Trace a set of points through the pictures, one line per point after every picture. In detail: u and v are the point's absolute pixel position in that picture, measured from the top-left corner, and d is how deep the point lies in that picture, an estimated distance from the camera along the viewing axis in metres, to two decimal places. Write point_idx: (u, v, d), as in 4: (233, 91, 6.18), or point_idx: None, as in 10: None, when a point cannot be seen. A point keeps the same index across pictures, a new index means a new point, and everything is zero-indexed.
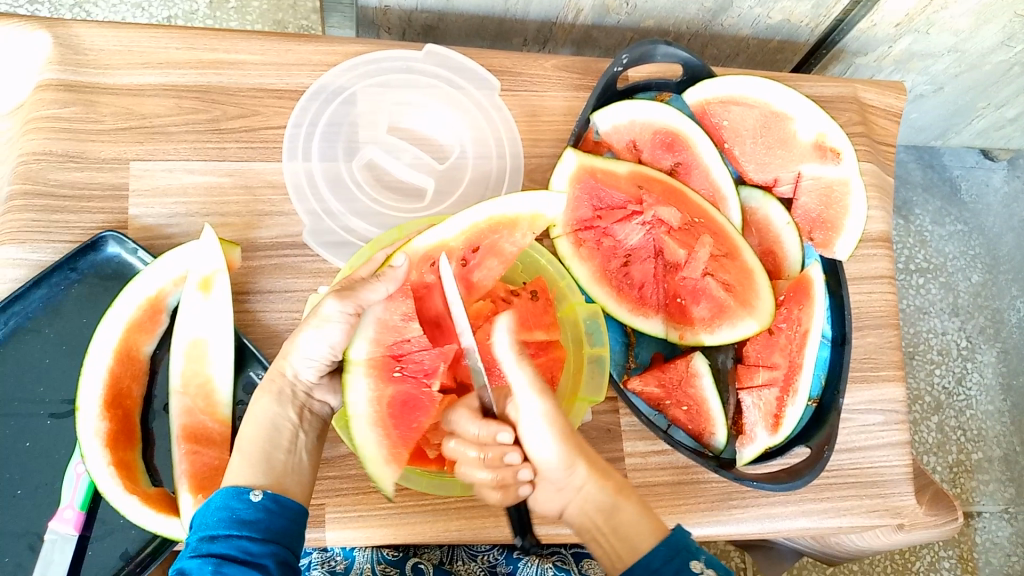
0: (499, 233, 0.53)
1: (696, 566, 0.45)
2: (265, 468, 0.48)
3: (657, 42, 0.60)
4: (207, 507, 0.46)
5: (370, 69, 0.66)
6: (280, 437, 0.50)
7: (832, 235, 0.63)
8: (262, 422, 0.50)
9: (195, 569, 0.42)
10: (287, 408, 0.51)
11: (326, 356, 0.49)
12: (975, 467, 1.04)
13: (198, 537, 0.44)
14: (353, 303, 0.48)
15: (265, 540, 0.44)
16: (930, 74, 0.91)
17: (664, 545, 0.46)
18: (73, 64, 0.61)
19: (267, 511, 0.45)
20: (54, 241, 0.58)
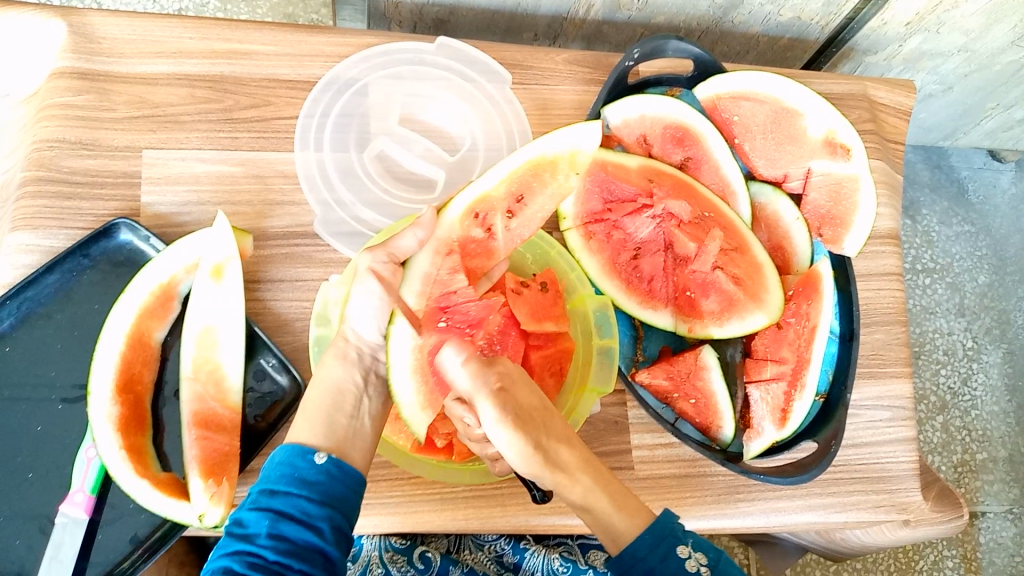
0: (540, 179, 0.54)
1: (681, 551, 0.47)
2: (325, 431, 0.48)
3: (669, 37, 0.61)
4: (273, 463, 0.46)
5: (382, 61, 0.66)
6: (344, 402, 0.49)
7: (840, 231, 0.64)
8: (328, 386, 0.50)
9: (253, 523, 0.43)
10: (351, 369, 0.50)
11: (379, 316, 0.49)
12: (980, 467, 1.04)
13: (259, 490, 0.45)
14: (387, 254, 0.49)
15: (323, 503, 0.45)
16: (940, 73, 0.91)
17: (651, 532, 0.47)
18: (88, 53, 0.61)
19: (328, 475, 0.46)
20: (66, 227, 0.58)
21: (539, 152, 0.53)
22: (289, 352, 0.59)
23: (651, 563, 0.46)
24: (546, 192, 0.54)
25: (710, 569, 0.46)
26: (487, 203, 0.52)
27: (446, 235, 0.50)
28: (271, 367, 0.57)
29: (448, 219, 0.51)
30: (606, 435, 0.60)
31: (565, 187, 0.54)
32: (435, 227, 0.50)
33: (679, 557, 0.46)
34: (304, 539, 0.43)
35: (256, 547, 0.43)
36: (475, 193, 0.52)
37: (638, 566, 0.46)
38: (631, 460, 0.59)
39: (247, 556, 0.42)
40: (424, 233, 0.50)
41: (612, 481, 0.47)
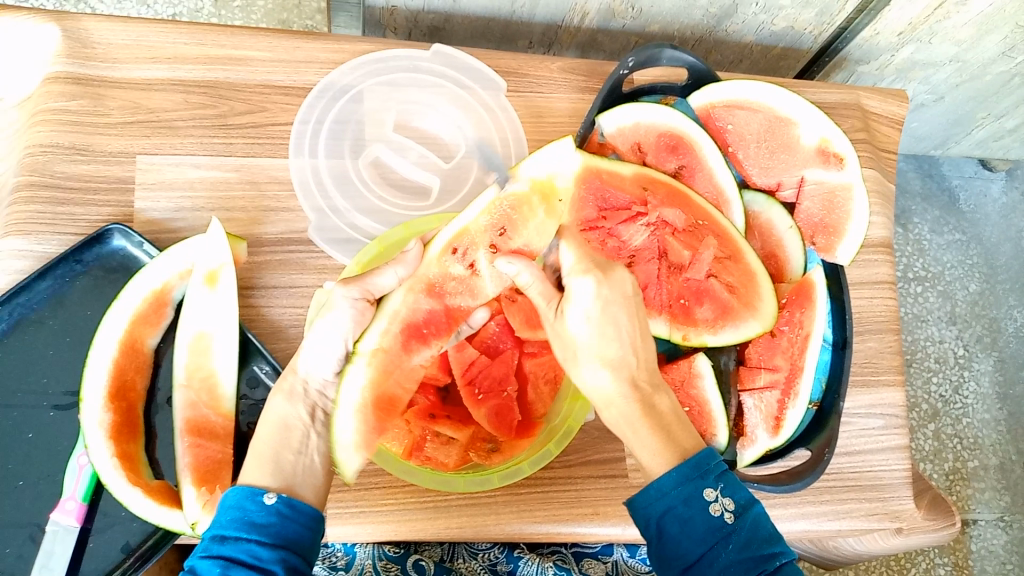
0: (519, 218, 0.50)
1: (709, 494, 0.45)
2: (274, 470, 0.46)
3: (663, 46, 0.61)
4: (223, 507, 0.44)
5: (378, 67, 0.66)
6: (292, 437, 0.48)
7: (833, 240, 0.64)
8: (275, 421, 0.48)
9: (205, 571, 0.41)
10: (298, 406, 0.48)
11: (338, 351, 0.47)
12: (971, 474, 1.04)
13: (210, 536, 0.43)
14: (359, 290, 0.48)
15: (276, 546, 0.43)
16: (932, 83, 0.92)
17: (679, 469, 0.46)
18: (81, 58, 0.61)
19: (280, 515, 0.44)
20: (59, 233, 0.58)
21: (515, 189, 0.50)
22: (282, 358, 0.59)
23: (673, 501, 0.45)
24: (519, 241, 0.50)
25: (733, 515, 0.45)
26: (467, 238, 0.50)
27: (423, 273, 0.50)
28: (265, 374, 0.57)
29: (429, 254, 0.50)
30: (601, 443, 0.59)
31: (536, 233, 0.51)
32: (417, 264, 0.50)
33: (705, 500, 0.45)
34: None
35: None
36: (453, 230, 0.50)
37: (660, 500, 0.46)
38: (625, 468, 0.59)
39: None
40: (406, 271, 0.49)
41: (664, 431, 0.48)
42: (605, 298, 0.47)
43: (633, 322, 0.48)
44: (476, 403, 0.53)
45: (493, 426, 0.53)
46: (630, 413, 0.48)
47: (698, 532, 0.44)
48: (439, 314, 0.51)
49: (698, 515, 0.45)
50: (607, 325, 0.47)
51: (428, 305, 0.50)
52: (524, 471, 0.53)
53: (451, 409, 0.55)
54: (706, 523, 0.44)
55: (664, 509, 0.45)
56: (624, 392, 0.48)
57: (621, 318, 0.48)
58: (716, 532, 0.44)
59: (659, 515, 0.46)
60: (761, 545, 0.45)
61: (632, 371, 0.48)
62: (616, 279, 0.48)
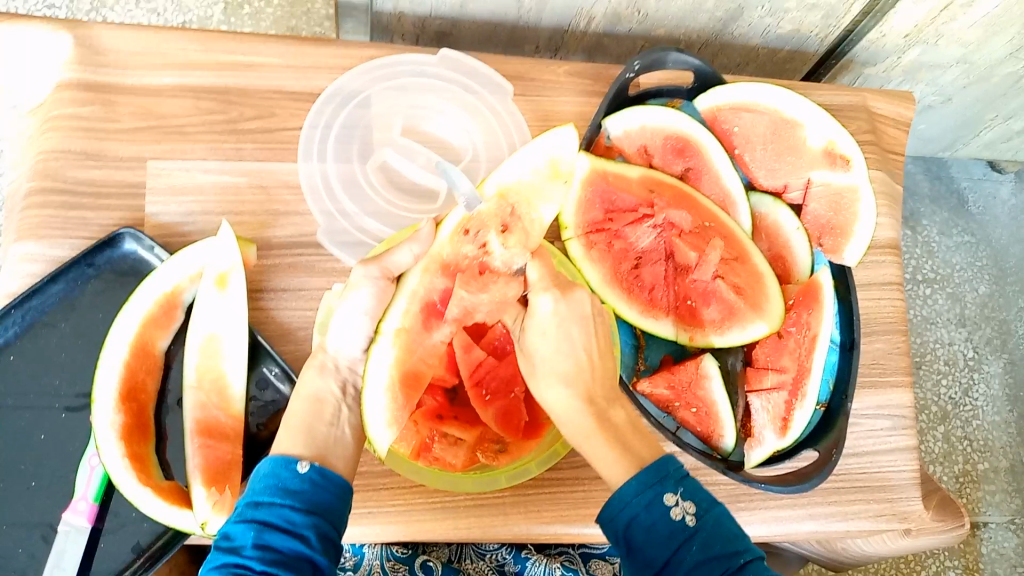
0: (522, 205, 0.51)
1: (669, 499, 0.45)
2: (307, 440, 0.47)
3: (668, 49, 0.62)
4: (257, 475, 0.46)
5: (386, 73, 0.66)
6: (324, 411, 0.49)
7: (841, 241, 0.64)
8: (307, 394, 0.49)
9: (239, 535, 0.43)
10: (329, 380, 0.50)
11: (364, 328, 0.49)
12: (981, 477, 1.03)
13: (244, 502, 0.44)
14: (380, 269, 0.49)
15: (308, 511, 0.44)
16: (939, 85, 0.92)
17: (637, 477, 0.45)
18: (93, 65, 0.62)
19: (313, 483, 0.45)
20: (71, 237, 0.59)
21: (516, 179, 0.50)
22: (292, 360, 0.59)
23: (635, 509, 0.44)
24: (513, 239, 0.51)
25: (695, 518, 0.44)
26: (478, 220, 0.50)
27: (438, 253, 0.49)
28: (273, 376, 0.57)
29: (441, 237, 0.49)
30: None
31: (536, 223, 0.51)
32: (431, 242, 0.50)
33: (665, 505, 0.44)
34: (290, 549, 0.42)
35: (242, 558, 0.42)
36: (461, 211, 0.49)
37: (624, 510, 0.45)
38: None
39: (235, 569, 0.41)
40: (419, 249, 0.50)
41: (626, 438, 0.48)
42: (563, 316, 0.49)
43: (589, 340, 0.49)
44: (483, 403, 0.54)
45: (501, 427, 0.54)
46: (584, 426, 0.48)
47: (660, 537, 0.43)
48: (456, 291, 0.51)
49: (659, 521, 0.44)
50: (564, 340, 0.49)
51: (443, 287, 0.50)
52: (532, 470, 0.54)
53: (458, 410, 0.55)
54: (668, 527, 0.44)
55: (627, 521, 0.44)
56: (579, 405, 0.48)
57: (576, 335, 0.49)
58: (678, 535, 0.43)
59: (624, 526, 0.45)
60: (724, 544, 0.44)
61: (589, 385, 0.49)
62: (576, 299, 0.50)
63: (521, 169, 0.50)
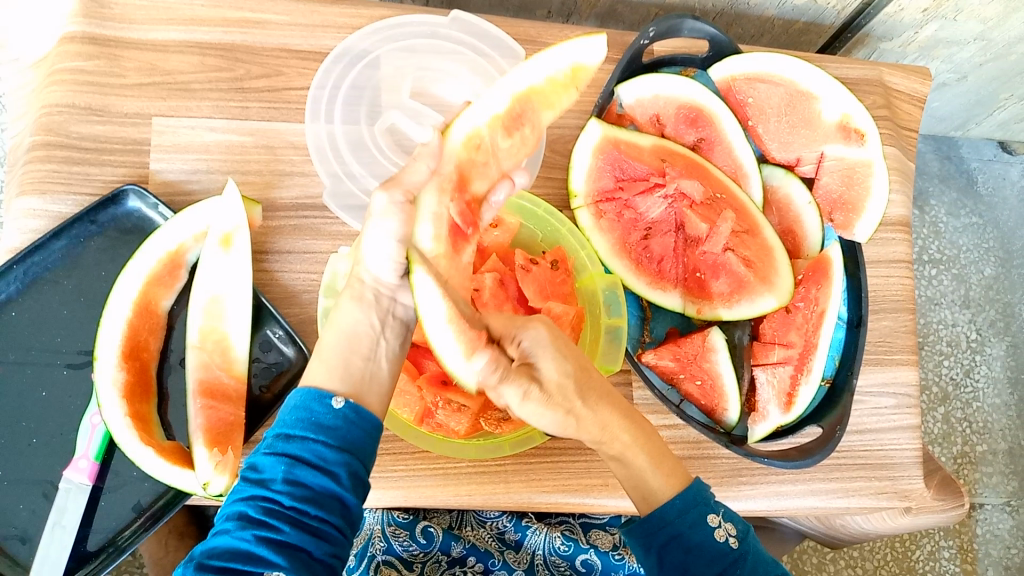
0: (529, 111, 0.50)
1: (713, 519, 0.47)
2: (343, 375, 0.46)
3: (685, 16, 0.60)
4: (289, 406, 0.45)
5: (395, 33, 0.65)
6: (361, 344, 0.47)
7: (852, 217, 0.63)
8: (345, 328, 0.48)
9: (270, 467, 0.43)
10: (369, 312, 0.48)
11: (393, 255, 0.46)
12: (979, 458, 1.04)
13: (275, 434, 0.44)
14: (401, 193, 0.45)
15: (341, 449, 0.44)
16: (955, 62, 0.90)
17: (681, 497, 0.47)
18: (98, 18, 0.61)
19: (346, 420, 0.45)
20: (74, 193, 0.58)
21: (529, 86, 0.50)
22: (295, 323, 0.59)
23: (680, 528, 0.46)
24: (514, 142, 0.50)
25: (737, 540, 0.47)
26: (482, 136, 0.48)
27: (451, 170, 0.47)
28: (277, 339, 0.57)
29: (451, 144, 0.47)
30: None
31: (539, 129, 0.51)
32: (442, 155, 0.47)
33: (710, 526, 0.46)
34: (320, 486, 0.43)
35: (270, 492, 0.42)
36: (472, 121, 0.48)
37: (666, 528, 0.46)
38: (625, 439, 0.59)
39: (263, 501, 0.42)
40: (434, 163, 0.46)
41: (633, 423, 0.47)
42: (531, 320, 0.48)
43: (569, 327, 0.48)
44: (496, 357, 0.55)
45: None
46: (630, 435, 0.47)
47: (705, 557, 0.45)
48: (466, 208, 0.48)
49: (705, 541, 0.46)
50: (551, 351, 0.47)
51: (458, 206, 0.47)
52: (536, 439, 0.54)
53: None
54: (714, 550, 0.46)
55: (669, 537, 0.46)
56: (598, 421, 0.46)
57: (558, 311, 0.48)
58: (724, 559, 0.45)
59: (665, 541, 0.46)
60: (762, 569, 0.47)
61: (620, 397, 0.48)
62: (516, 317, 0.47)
63: (535, 74, 0.50)
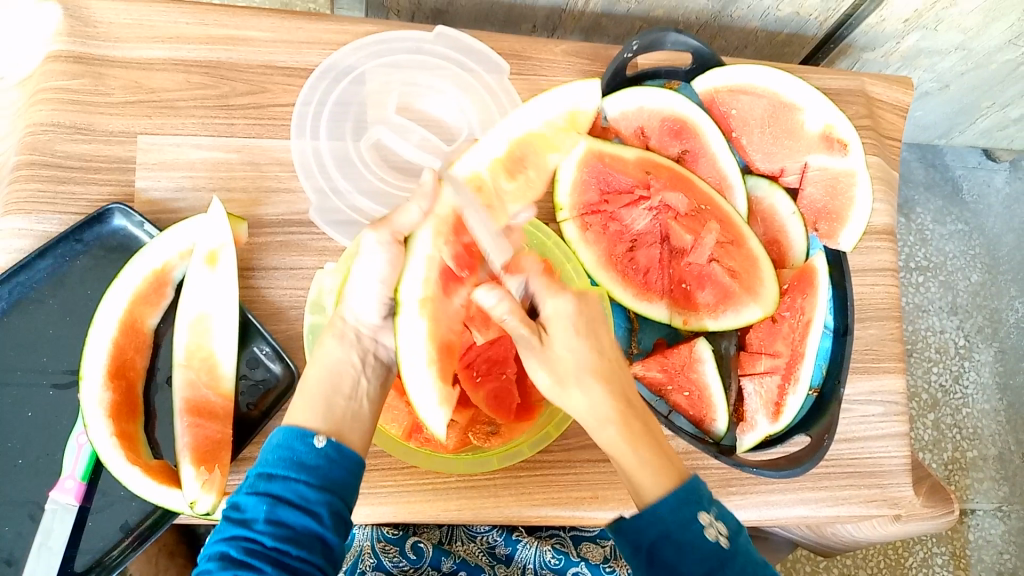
0: (530, 155, 0.56)
1: (704, 518, 0.44)
2: (324, 414, 0.47)
3: (668, 29, 0.61)
4: (273, 445, 0.46)
5: (379, 50, 0.65)
6: (342, 383, 0.49)
7: (836, 226, 0.64)
8: (328, 366, 0.49)
9: (252, 506, 0.43)
10: (349, 350, 0.50)
11: (379, 294, 0.48)
12: (970, 464, 1.04)
13: (257, 473, 0.44)
14: (391, 233, 0.47)
15: (322, 487, 0.44)
16: (937, 71, 0.91)
17: (673, 495, 0.45)
18: (83, 37, 0.61)
19: (327, 459, 0.45)
20: (60, 212, 0.58)
21: (528, 130, 0.55)
22: (283, 339, 0.59)
23: (668, 525, 0.44)
24: (518, 183, 0.55)
25: (728, 539, 0.44)
26: (481, 180, 0.53)
27: (446, 213, 0.49)
28: (264, 355, 0.57)
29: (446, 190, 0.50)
30: None
31: (542, 171, 0.57)
32: (435, 199, 0.49)
33: (701, 524, 0.44)
34: (303, 525, 0.43)
35: (252, 532, 0.42)
36: (472, 165, 0.53)
37: (655, 526, 0.44)
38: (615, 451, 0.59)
39: (245, 541, 0.42)
40: (427, 206, 0.48)
41: (642, 423, 0.48)
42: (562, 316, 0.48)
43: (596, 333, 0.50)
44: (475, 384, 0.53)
45: (492, 409, 0.54)
46: (624, 429, 0.47)
47: (693, 557, 0.43)
48: (462, 252, 0.50)
49: (695, 540, 0.43)
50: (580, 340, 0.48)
51: (452, 250, 0.49)
52: (524, 453, 0.54)
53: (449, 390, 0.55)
54: (703, 548, 0.43)
55: (658, 536, 0.44)
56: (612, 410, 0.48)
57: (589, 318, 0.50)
58: (713, 558, 0.43)
59: (652, 540, 0.44)
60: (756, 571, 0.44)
61: (618, 384, 0.49)
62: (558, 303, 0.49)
63: (533, 120, 0.56)
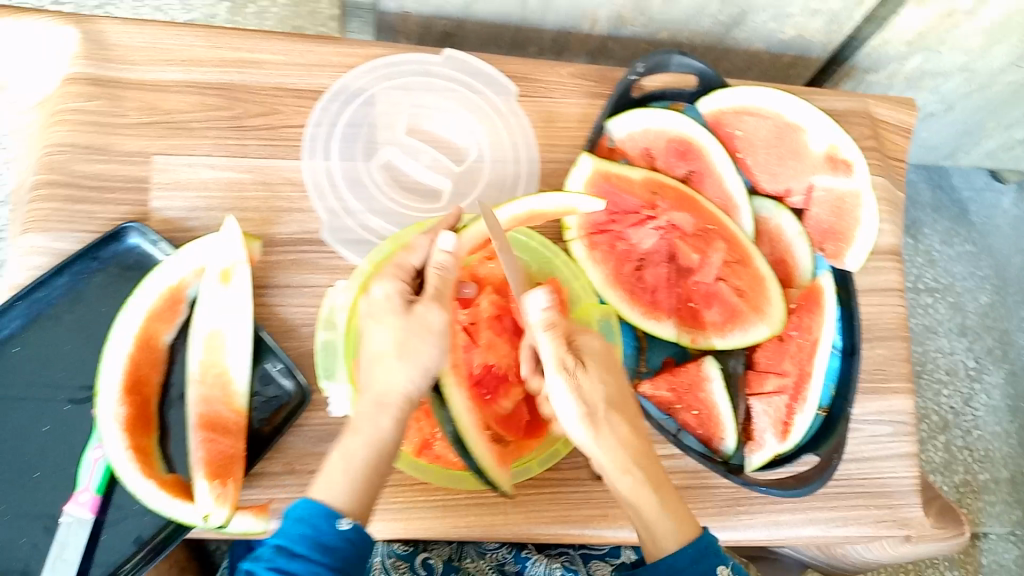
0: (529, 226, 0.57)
1: (721, 570, 0.47)
2: (359, 489, 0.45)
3: (671, 52, 0.62)
4: (293, 517, 0.45)
5: (390, 72, 0.67)
6: (380, 456, 0.47)
7: (842, 246, 0.64)
8: (364, 437, 0.46)
9: None
10: (391, 420, 0.47)
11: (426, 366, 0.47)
12: (981, 487, 1.03)
13: (275, 547, 0.43)
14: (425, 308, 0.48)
15: (339, 571, 0.43)
16: (941, 93, 0.92)
17: (693, 546, 0.47)
18: (99, 59, 0.62)
19: (349, 542, 0.44)
20: (76, 230, 0.59)
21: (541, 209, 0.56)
22: (294, 357, 0.59)
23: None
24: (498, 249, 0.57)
25: None
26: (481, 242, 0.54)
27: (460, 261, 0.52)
28: (276, 372, 0.57)
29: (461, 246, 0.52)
30: None
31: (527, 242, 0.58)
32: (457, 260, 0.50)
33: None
34: None
35: None
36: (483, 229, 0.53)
37: None
38: None
39: None
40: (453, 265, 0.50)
41: (661, 479, 0.49)
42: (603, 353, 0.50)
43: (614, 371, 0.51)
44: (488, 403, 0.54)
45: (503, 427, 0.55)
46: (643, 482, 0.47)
47: None
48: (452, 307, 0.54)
49: None
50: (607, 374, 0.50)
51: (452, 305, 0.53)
52: (532, 469, 0.55)
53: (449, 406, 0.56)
54: None
55: None
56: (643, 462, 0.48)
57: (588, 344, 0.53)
58: None
59: None
60: None
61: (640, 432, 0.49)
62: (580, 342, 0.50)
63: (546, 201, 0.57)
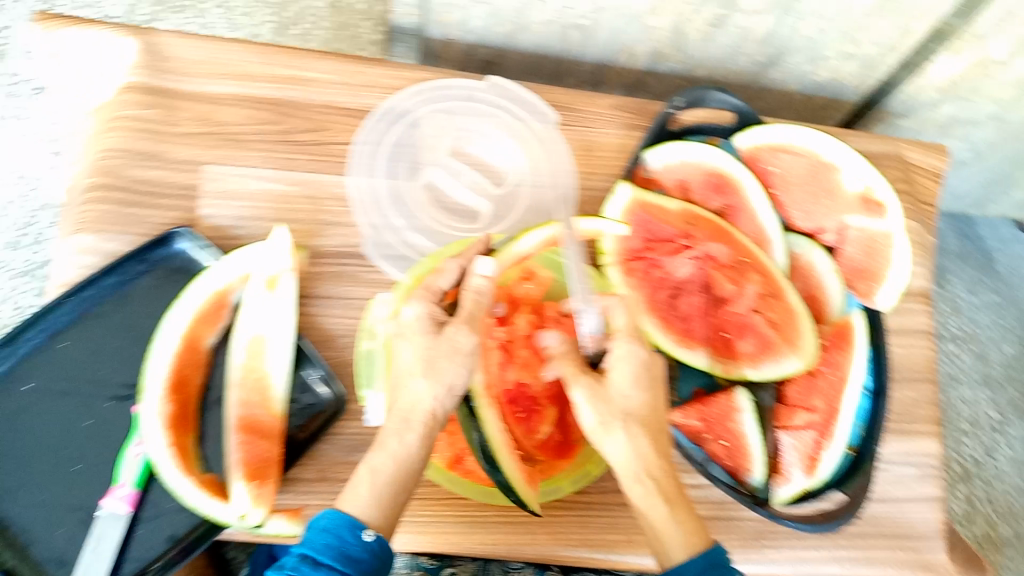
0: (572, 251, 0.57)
1: None
2: (384, 502, 0.45)
3: (708, 89, 0.63)
4: (318, 528, 0.44)
5: (435, 95, 0.68)
6: (409, 473, 0.46)
7: (873, 286, 0.64)
8: (393, 453, 0.46)
9: None
10: (417, 437, 0.47)
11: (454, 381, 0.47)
12: (1003, 540, 1.02)
13: (299, 555, 0.42)
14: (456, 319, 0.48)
15: None
16: (972, 141, 0.93)
17: (704, 556, 0.45)
18: (156, 70, 0.64)
19: (373, 554, 0.43)
20: (125, 233, 0.61)
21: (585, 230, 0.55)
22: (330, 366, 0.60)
23: None
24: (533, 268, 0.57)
25: None
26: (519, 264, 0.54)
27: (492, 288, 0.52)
28: (312, 380, 0.58)
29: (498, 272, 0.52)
30: None
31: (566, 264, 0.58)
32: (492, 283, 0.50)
33: None
34: None
35: None
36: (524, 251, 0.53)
37: None
38: None
39: None
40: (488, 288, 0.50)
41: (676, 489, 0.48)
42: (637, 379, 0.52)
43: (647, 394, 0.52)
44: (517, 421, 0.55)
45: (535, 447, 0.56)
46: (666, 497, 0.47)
47: None
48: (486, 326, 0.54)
49: None
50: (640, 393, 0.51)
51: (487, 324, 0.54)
52: (562, 490, 0.56)
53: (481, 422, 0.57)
54: None
55: None
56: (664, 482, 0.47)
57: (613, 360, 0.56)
58: None
59: None
60: None
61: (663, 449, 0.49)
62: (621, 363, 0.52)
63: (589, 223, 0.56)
